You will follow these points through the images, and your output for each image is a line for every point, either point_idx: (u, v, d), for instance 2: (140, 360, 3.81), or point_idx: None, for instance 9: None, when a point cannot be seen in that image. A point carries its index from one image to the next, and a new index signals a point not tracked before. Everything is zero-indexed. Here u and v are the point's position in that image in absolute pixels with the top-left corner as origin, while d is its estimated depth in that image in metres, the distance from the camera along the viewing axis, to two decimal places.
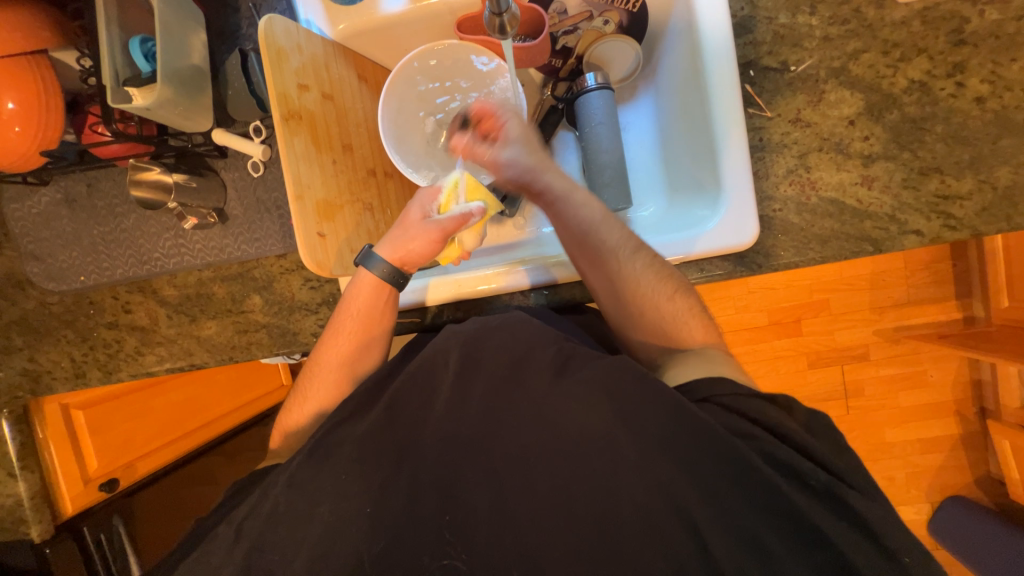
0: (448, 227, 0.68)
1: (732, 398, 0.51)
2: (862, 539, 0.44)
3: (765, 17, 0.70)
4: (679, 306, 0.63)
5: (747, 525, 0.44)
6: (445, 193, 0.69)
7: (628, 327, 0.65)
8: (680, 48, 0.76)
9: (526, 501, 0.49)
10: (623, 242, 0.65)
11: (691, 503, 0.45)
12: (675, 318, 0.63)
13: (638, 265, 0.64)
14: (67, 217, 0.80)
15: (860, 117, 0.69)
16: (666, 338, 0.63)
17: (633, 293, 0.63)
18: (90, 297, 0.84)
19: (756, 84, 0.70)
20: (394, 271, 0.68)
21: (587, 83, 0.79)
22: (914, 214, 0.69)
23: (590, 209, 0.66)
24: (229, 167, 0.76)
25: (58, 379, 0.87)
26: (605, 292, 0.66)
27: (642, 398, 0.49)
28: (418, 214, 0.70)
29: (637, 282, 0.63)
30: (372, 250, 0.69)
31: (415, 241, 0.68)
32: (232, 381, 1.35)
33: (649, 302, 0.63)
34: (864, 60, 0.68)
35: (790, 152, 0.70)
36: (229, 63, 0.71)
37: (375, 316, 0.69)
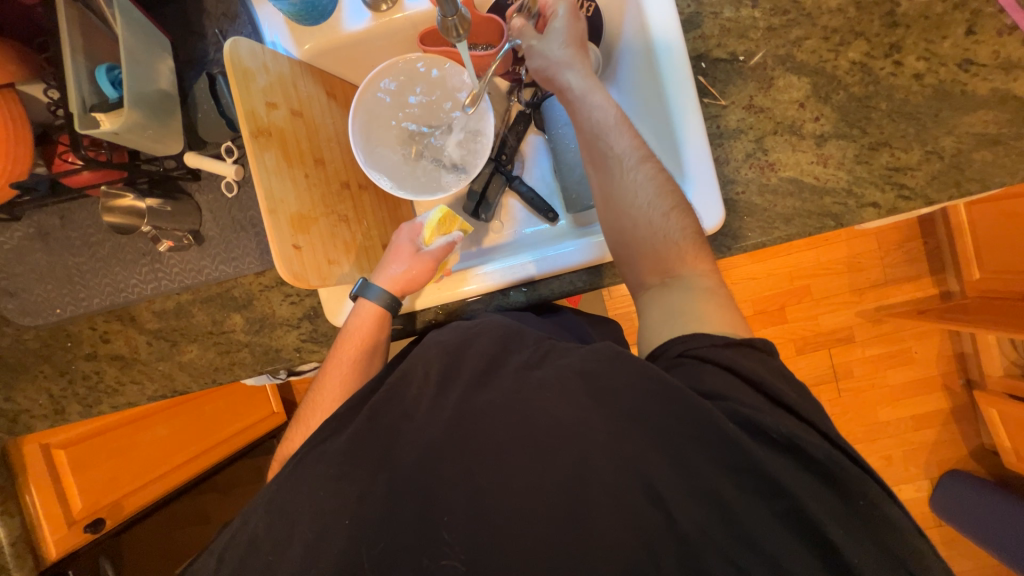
0: (439, 256, 0.75)
1: (707, 348, 0.54)
2: (833, 500, 0.46)
3: (711, 13, 0.73)
4: (673, 224, 0.63)
5: (720, 495, 0.46)
6: (427, 228, 0.75)
7: (617, 247, 0.67)
8: (635, 48, 0.79)
9: (510, 492, 0.49)
10: (630, 150, 0.66)
11: (655, 475, 0.47)
12: (666, 235, 0.63)
13: (645, 174, 0.65)
14: (41, 250, 0.80)
15: (809, 100, 0.72)
16: (654, 258, 0.64)
17: (628, 204, 0.65)
18: (67, 330, 0.83)
19: (709, 75, 0.74)
20: (395, 299, 0.73)
21: None
22: (869, 187, 0.72)
23: (605, 113, 0.68)
24: (203, 189, 0.77)
25: (37, 417, 0.85)
26: (602, 195, 0.68)
27: (615, 373, 0.51)
28: (408, 246, 0.76)
29: (637, 190, 0.65)
30: (370, 282, 0.73)
31: (414, 273, 0.73)
32: (221, 411, 1.31)
33: (643, 216, 0.64)
34: (807, 46, 0.72)
35: (746, 137, 0.73)
36: (198, 87, 0.72)
37: (373, 341, 0.72)
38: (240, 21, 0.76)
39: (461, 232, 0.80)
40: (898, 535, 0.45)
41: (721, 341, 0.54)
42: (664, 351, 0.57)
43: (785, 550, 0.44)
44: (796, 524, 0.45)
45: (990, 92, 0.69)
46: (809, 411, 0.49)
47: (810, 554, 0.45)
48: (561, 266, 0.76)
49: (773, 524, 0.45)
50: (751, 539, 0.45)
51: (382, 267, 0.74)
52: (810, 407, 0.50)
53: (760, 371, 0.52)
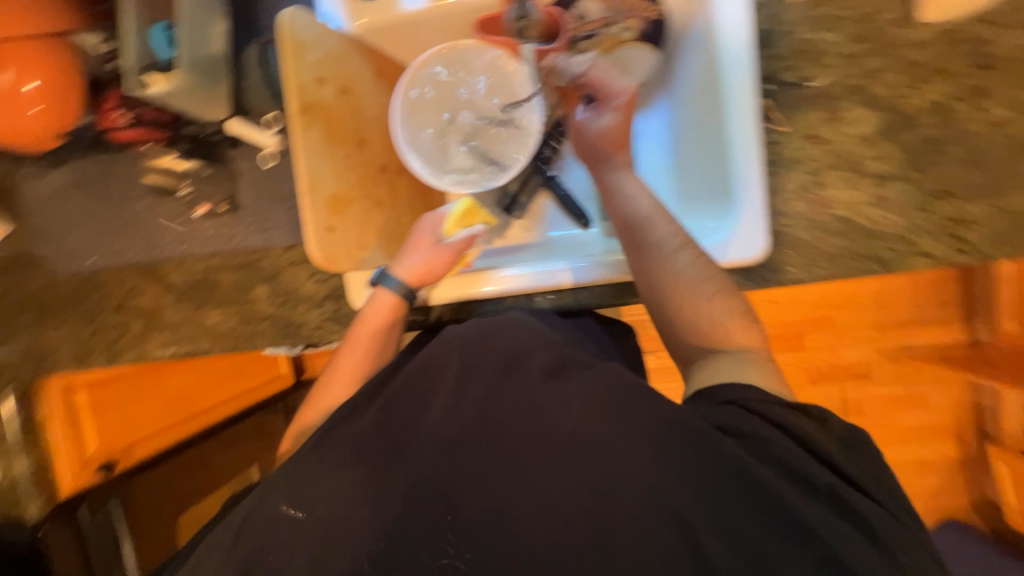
0: (458, 249, 0.75)
1: (755, 403, 0.52)
2: (869, 549, 0.44)
3: (786, 31, 0.70)
4: (718, 307, 0.62)
5: (746, 533, 0.44)
6: (450, 220, 0.76)
7: (660, 323, 0.66)
8: (698, 60, 0.75)
9: (527, 500, 0.48)
10: (669, 238, 0.66)
11: (681, 503, 0.45)
12: (712, 316, 0.62)
13: (689, 261, 0.65)
14: (79, 198, 0.81)
15: (876, 136, 0.69)
16: (701, 332, 0.63)
17: (672, 291, 0.64)
18: (98, 279, 0.84)
19: (774, 98, 0.71)
20: (410, 290, 0.72)
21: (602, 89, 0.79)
22: (925, 236, 0.69)
23: (641, 202, 0.68)
24: (242, 157, 0.77)
25: (63, 359, 0.87)
26: (643, 286, 0.66)
27: (639, 403, 0.50)
28: (428, 238, 0.75)
29: (678, 279, 0.64)
30: (389, 271, 0.73)
31: (434, 265, 0.73)
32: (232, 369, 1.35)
33: (686, 299, 0.63)
34: (881, 80, 0.68)
35: (803, 167, 0.70)
36: (248, 52, 0.72)
37: (389, 328, 0.72)
38: None
39: (483, 225, 0.80)
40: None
41: (773, 399, 0.52)
42: (709, 392, 0.56)
43: None
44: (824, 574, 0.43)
45: None
46: (849, 466, 0.48)
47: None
48: (588, 279, 0.77)
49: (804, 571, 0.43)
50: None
51: (403, 256, 0.74)
52: (842, 458, 0.48)
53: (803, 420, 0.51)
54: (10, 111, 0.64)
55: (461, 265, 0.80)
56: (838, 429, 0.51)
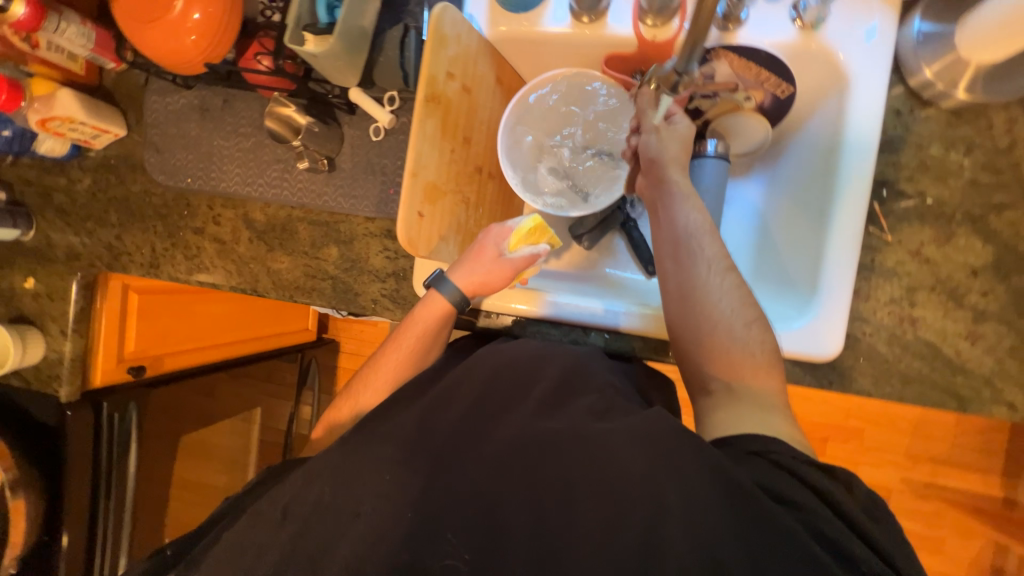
0: (519, 267, 0.73)
1: (789, 459, 0.50)
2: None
3: (915, 143, 0.68)
4: (753, 338, 0.60)
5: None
6: (517, 234, 0.73)
7: (686, 345, 0.63)
8: (815, 146, 0.74)
9: (556, 534, 0.47)
10: (716, 257, 0.63)
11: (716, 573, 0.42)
12: (745, 345, 0.59)
13: (729, 282, 0.62)
14: (196, 122, 0.86)
15: (985, 270, 0.66)
16: (727, 362, 0.60)
17: (710, 311, 0.61)
18: (189, 200, 0.89)
19: (885, 205, 0.68)
20: (464, 299, 0.73)
21: (706, 149, 0.75)
22: (1012, 386, 0.65)
23: (698, 216, 0.65)
24: (353, 124, 0.80)
25: (135, 262, 0.92)
26: (676, 300, 0.64)
27: (679, 447, 0.48)
28: (492, 250, 0.74)
29: (718, 301, 0.61)
30: (446, 276, 0.74)
31: (491, 278, 0.73)
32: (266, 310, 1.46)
33: (721, 323, 0.60)
34: (1006, 216, 0.65)
35: (899, 281, 0.68)
36: (389, 33, 0.74)
37: (436, 331, 0.73)
38: None
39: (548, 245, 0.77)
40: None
41: (800, 458, 0.50)
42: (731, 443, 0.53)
43: None
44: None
45: None
46: (884, 546, 0.45)
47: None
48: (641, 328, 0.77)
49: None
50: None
51: (461, 263, 0.74)
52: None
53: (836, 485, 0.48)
54: (170, 31, 0.68)
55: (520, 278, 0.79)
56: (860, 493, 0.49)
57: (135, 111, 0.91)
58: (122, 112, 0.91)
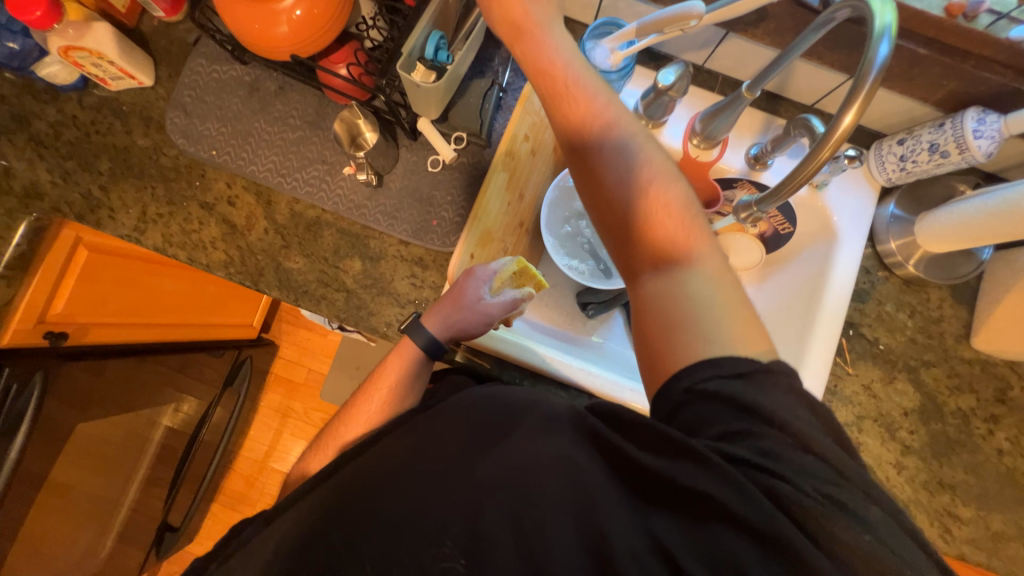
0: (498, 313, 0.71)
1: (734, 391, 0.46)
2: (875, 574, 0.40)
3: (876, 298, 0.84)
4: (675, 205, 0.56)
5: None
6: (499, 278, 0.72)
7: (616, 248, 0.58)
8: (799, 279, 0.89)
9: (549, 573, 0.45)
10: (620, 126, 0.58)
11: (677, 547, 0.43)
12: (667, 212, 0.55)
13: (638, 154, 0.57)
14: (240, 97, 0.82)
15: (912, 413, 0.81)
16: (656, 236, 0.55)
17: (631, 187, 0.56)
18: (204, 172, 0.82)
19: (850, 342, 0.83)
20: (438, 343, 0.70)
21: None
22: (922, 513, 0.78)
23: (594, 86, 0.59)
24: (411, 150, 0.82)
25: (116, 221, 0.82)
26: (594, 189, 0.59)
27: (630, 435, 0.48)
28: (471, 293, 0.71)
29: (632, 170, 0.57)
30: (423, 321, 0.72)
31: (469, 324, 0.71)
32: (214, 296, 1.34)
33: (635, 198, 0.56)
34: (931, 372, 0.82)
35: (851, 408, 0.81)
36: (474, 83, 0.80)
37: (412, 378, 0.71)
38: None
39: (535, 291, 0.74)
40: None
41: (726, 380, 0.47)
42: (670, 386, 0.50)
43: None
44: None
45: None
46: (825, 463, 0.44)
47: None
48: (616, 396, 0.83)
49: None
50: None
51: (437, 308, 0.71)
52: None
53: (782, 402, 0.45)
54: (266, 18, 0.66)
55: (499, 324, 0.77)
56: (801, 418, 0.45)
57: (170, 65, 0.84)
58: (154, 62, 0.84)
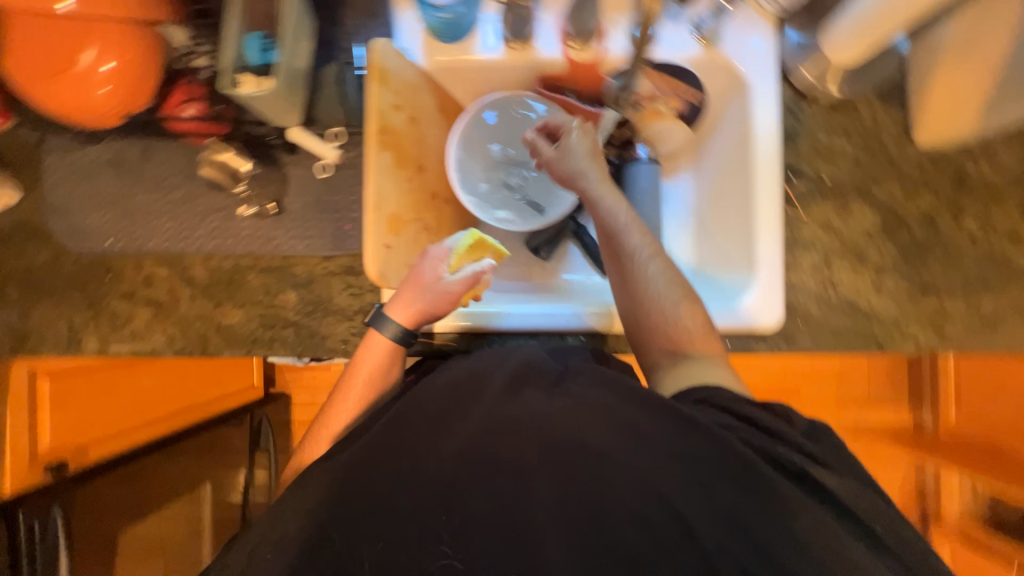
0: (460, 290, 0.71)
1: (727, 401, 0.58)
2: (850, 526, 0.49)
3: (807, 132, 0.80)
4: (683, 314, 0.68)
5: (739, 523, 0.47)
6: (455, 255, 0.71)
7: (629, 324, 0.71)
8: (727, 144, 0.86)
9: (537, 524, 0.47)
10: (641, 247, 0.70)
11: (672, 496, 0.48)
12: (677, 322, 0.68)
13: (657, 269, 0.70)
14: (112, 178, 0.79)
15: (876, 232, 0.79)
16: (666, 338, 0.68)
17: (646, 296, 0.70)
18: (110, 264, 0.79)
19: (794, 187, 0.80)
20: (405, 332, 0.70)
21: (639, 154, 0.89)
22: (914, 324, 0.78)
23: (617, 214, 0.71)
24: (296, 164, 0.78)
25: (48, 342, 0.80)
26: (617, 289, 0.72)
27: (633, 404, 0.54)
28: (431, 275, 0.70)
29: (649, 283, 0.70)
30: (385, 314, 0.71)
31: (433, 307, 0.70)
32: (208, 373, 1.27)
33: (657, 305, 0.69)
34: (883, 186, 0.79)
35: (815, 250, 0.79)
36: (326, 69, 0.76)
37: (386, 370, 0.71)
38: (379, 18, 0.79)
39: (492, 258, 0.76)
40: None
41: (739, 399, 0.58)
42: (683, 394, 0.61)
43: None
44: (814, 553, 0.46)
45: None
46: (820, 450, 0.54)
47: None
48: (596, 325, 0.83)
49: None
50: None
51: (398, 297, 0.70)
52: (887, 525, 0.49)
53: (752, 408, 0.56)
54: (87, 86, 0.65)
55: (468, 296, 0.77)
56: (798, 420, 0.57)
57: (28, 171, 0.80)
58: (12, 174, 0.79)
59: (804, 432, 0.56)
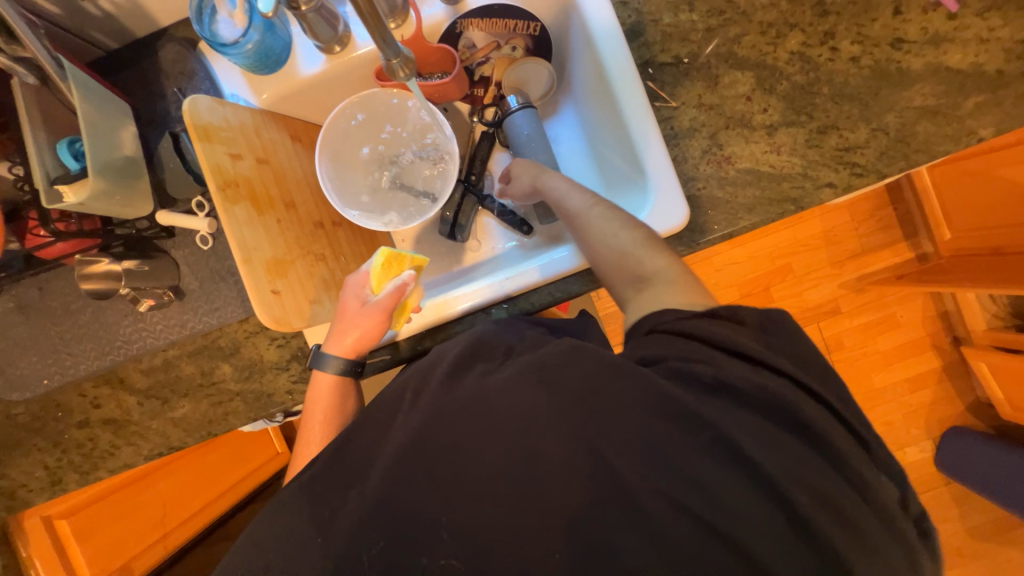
0: (388, 306, 0.69)
1: (673, 322, 0.54)
2: (811, 460, 0.45)
3: (651, 20, 0.77)
4: (627, 241, 0.66)
5: (685, 469, 0.44)
6: (373, 277, 0.70)
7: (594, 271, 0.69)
8: (584, 61, 0.82)
9: (478, 526, 0.45)
10: (581, 203, 0.72)
11: (612, 461, 0.44)
12: (623, 250, 0.65)
13: (595, 214, 0.69)
14: (22, 323, 0.80)
15: (755, 92, 0.75)
16: (620, 271, 0.65)
17: (593, 237, 0.68)
18: (57, 400, 0.82)
19: (656, 80, 0.77)
20: (348, 363, 0.71)
21: (510, 105, 0.86)
22: (823, 169, 0.74)
23: (558, 184, 0.76)
24: (179, 245, 0.78)
25: (34, 489, 0.84)
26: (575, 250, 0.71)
27: (568, 362, 0.49)
28: (355, 302, 0.71)
29: (591, 228, 0.69)
30: (323, 352, 0.71)
31: (365, 331, 0.70)
32: (224, 460, 1.30)
33: (602, 243, 0.67)
34: (746, 42, 0.75)
35: (701, 134, 0.76)
36: (161, 145, 0.74)
37: (339, 400, 0.71)
38: (199, 75, 0.77)
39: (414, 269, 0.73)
40: (884, 505, 0.46)
41: (687, 316, 0.54)
42: (635, 328, 0.58)
43: (779, 536, 0.43)
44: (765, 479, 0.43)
45: (923, 66, 0.73)
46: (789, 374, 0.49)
47: (792, 520, 0.43)
48: (533, 279, 0.80)
49: (763, 532, 0.43)
50: (719, 525, 0.42)
51: (332, 333, 0.72)
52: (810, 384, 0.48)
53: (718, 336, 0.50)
54: None
55: (405, 311, 0.74)
56: (754, 331, 0.52)
57: None
58: None
59: (758, 329, 0.52)
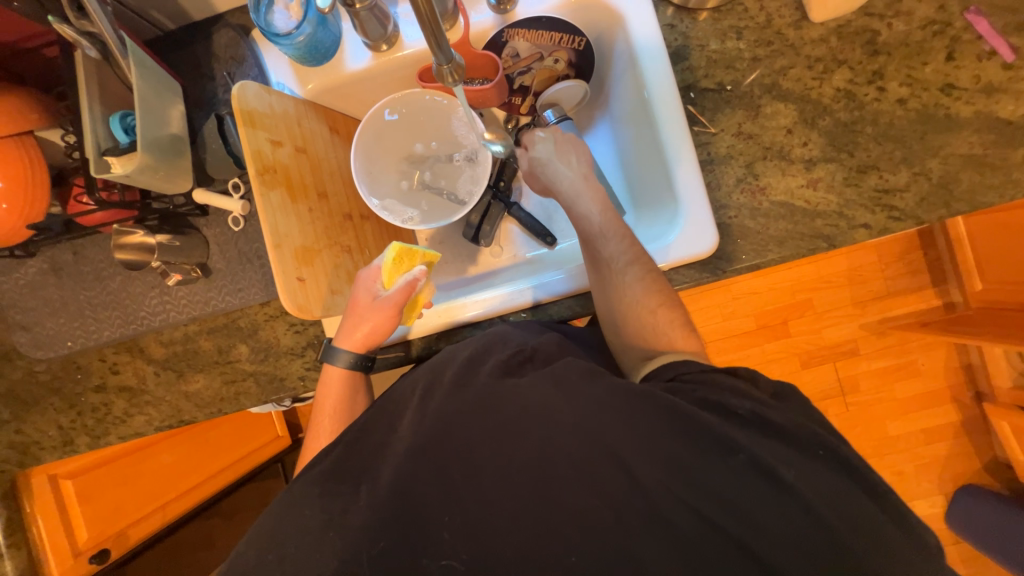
0: (399, 301, 0.69)
1: (698, 374, 0.51)
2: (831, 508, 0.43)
3: (696, 45, 0.77)
4: (660, 320, 0.62)
5: (712, 484, 0.42)
6: (385, 271, 0.71)
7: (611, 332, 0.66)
8: (626, 79, 0.83)
9: (494, 519, 0.44)
10: (619, 253, 0.68)
11: (637, 470, 0.43)
12: (655, 330, 0.62)
13: (631, 276, 0.65)
14: (54, 284, 0.82)
15: (797, 126, 0.74)
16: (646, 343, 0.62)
17: (619, 298, 0.65)
18: (77, 362, 0.84)
19: (697, 104, 0.76)
20: (359, 358, 0.71)
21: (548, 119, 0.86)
22: (859, 210, 0.73)
23: (592, 222, 0.72)
24: (211, 224, 0.80)
25: (46, 447, 0.85)
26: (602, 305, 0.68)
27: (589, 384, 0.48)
28: (367, 297, 0.72)
29: (624, 290, 0.65)
30: (334, 346, 0.72)
31: (375, 325, 0.70)
32: (225, 437, 1.32)
33: (630, 308, 0.64)
34: (792, 75, 0.75)
35: (736, 162, 0.75)
36: (206, 126, 0.76)
37: (350, 394, 0.72)
38: (248, 62, 0.79)
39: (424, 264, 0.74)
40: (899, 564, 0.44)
41: (709, 368, 0.52)
42: (651, 375, 0.55)
43: None
44: (789, 495, 0.42)
45: (973, 114, 0.71)
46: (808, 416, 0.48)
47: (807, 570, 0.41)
48: (552, 291, 0.79)
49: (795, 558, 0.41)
50: (746, 544, 0.41)
51: (343, 328, 0.72)
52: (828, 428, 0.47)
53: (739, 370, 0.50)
54: None
55: (416, 308, 0.75)
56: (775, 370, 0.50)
57: None
58: None
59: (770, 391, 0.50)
